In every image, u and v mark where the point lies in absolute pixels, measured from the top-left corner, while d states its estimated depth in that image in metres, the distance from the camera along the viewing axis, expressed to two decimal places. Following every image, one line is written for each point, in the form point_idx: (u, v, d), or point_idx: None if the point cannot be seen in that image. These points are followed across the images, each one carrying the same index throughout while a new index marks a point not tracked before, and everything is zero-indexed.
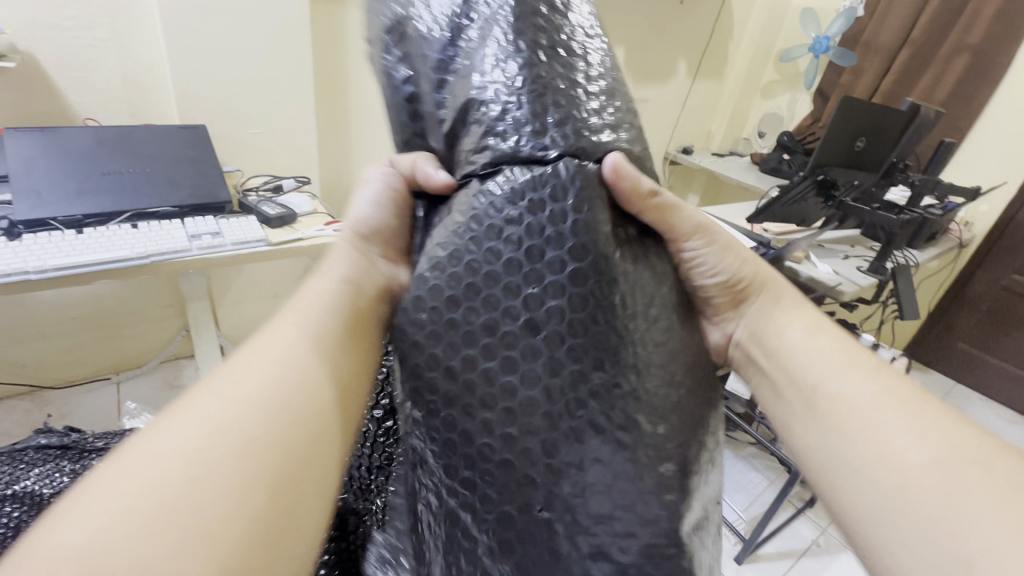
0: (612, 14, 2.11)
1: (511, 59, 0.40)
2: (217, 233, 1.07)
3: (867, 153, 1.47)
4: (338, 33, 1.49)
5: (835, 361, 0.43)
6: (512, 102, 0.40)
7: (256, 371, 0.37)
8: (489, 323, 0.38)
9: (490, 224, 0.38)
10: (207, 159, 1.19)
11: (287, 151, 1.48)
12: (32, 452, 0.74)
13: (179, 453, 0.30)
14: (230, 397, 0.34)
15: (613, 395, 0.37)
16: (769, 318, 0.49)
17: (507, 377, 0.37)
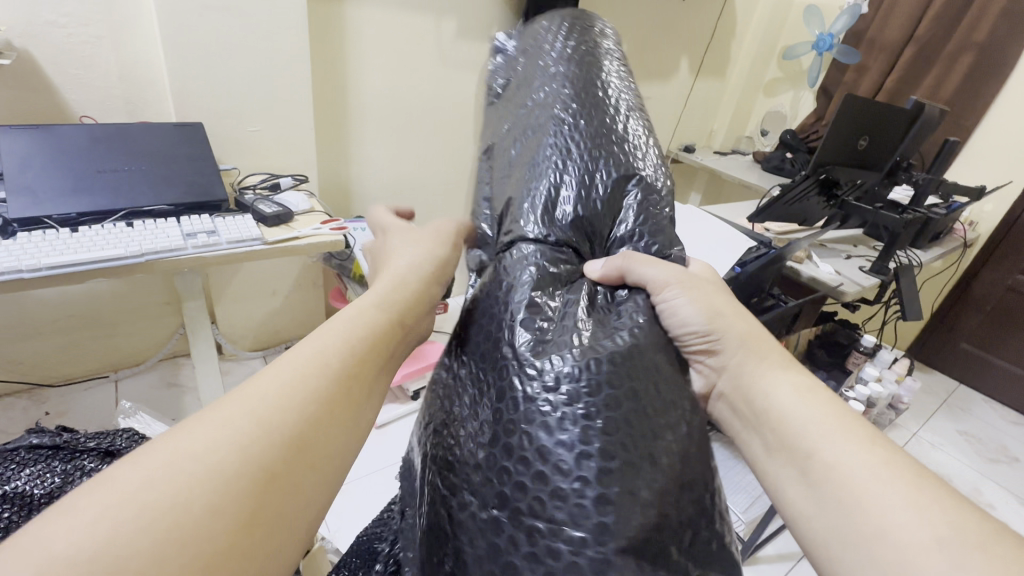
0: (614, 11, 2.09)
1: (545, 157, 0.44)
2: (213, 231, 1.07)
3: (870, 152, 1.45)
4: (336, 30, 1.48)
5: (835, 425, 0.40)
6: (538, 193, 0.43)
7: (301, 372, 0.33)
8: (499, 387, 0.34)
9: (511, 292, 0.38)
10: (204, 157, 1.18)
11: (285, 149, 1.47)
12: (25, 452, 0.72)
13: (209, 459, 0.27)
14: (275, 398, 0.31)
15: (630, 469, 0.30)
16: (758, 375, 0.46)
17: (511, 439, 0.32)
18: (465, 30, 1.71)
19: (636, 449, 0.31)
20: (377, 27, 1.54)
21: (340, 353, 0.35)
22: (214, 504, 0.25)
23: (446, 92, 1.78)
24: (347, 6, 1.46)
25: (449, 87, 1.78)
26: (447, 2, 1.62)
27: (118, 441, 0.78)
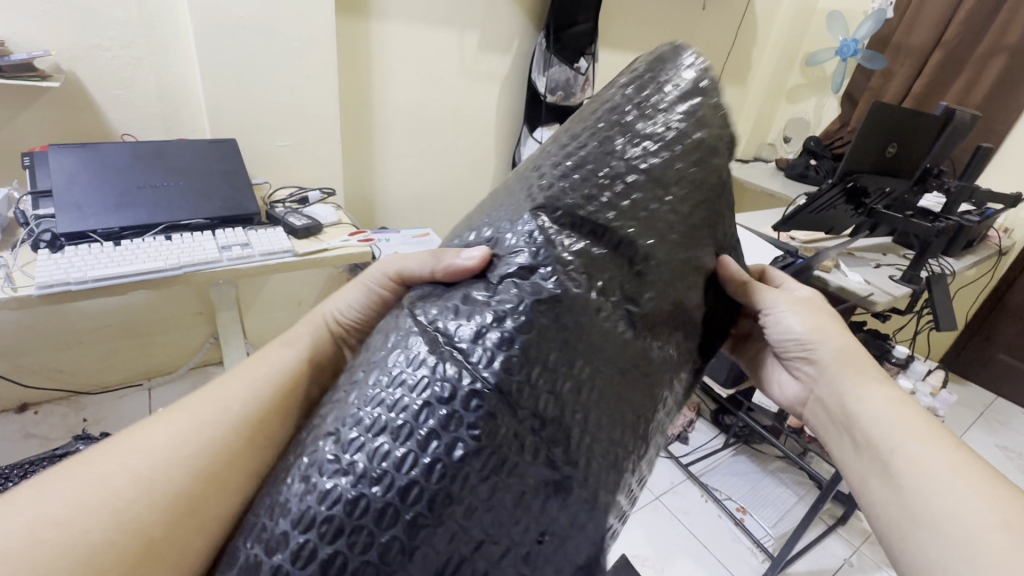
0: (636, 22, 2.11)
1: (549, 169, 0.39)
2: (246, 244, 1.10)
3: (900, 159, 1.42)
4: (362, 47, 1.52)
5: (922, 432, 0.45)
6: (526, 209, 0.38)
7: (204, 410, 0.40)
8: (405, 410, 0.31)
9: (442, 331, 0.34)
10: (237, 172, 1.22)
11: (312, 164, 1.51)
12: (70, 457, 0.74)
13: (107, 479, 0.33)
14: (174, 434, 0.37)
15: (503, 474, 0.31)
16: (850, 388, 0.52)
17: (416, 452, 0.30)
18: (487, 43, 1.73)
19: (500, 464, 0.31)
20: (403, 42, 1.58)
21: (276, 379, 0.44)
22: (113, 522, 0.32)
23: (468, 105, 1.81)
24: (374, 23, 1.50)
25: (471, 99, 1.80)
26: (470, 17, 1.66)
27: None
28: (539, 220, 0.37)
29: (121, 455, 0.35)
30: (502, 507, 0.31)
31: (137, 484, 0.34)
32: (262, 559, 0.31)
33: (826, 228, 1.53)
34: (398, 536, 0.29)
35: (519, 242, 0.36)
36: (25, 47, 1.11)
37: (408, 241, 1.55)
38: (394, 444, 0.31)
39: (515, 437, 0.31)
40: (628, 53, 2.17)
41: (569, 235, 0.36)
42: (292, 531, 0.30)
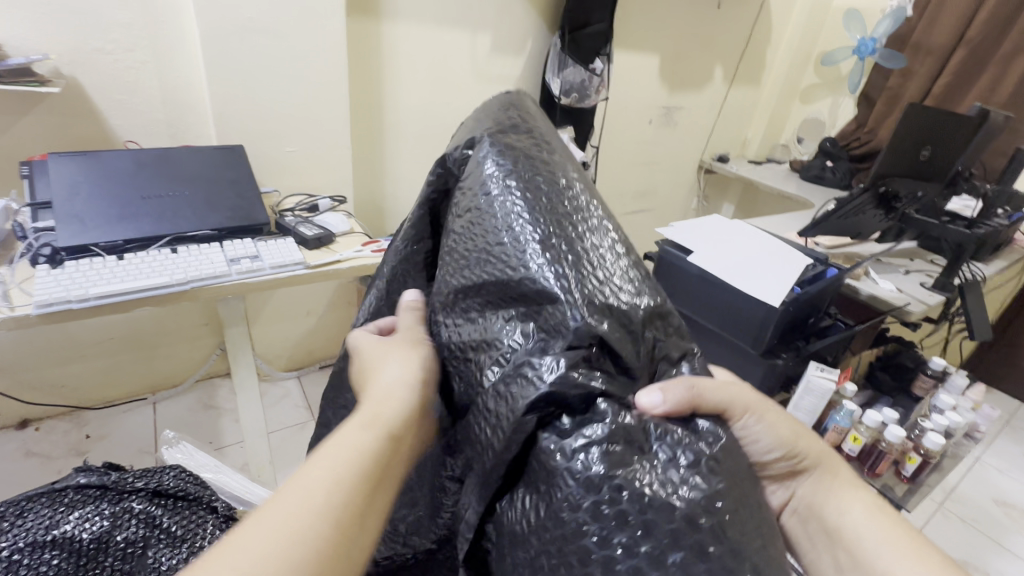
0: (650, 20, 2.05)
1: (629, 461, 0.35)
2: (256, 256, 1.05)
3: (933, 162, 1.37)
4: (372, 47, 1.46)
5: (901, 547, 0.49)
6: (605, 444, 0.35)
7: (358, 427, 0.41)
8: (533, 290, 0.41)
9: (565, 314, 0.39)
10: (245, 180, 1.17)
11: (322, 170, 1.46)
12: (511, 207, 0.45)
13: (288, 516, 0.34)
14: (349, 448, 0.39)
15: (519, 295, 0.42)
16: (829, 494, 0.53)
17: (535, 288, 0.41)
18: (500, 45, 1.68)
19: (506, 295, 0.42)
20: (414, 45, 1.53)
21: (388, 421, 0.42)
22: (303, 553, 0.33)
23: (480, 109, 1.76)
24: (385, 24, 1.45)
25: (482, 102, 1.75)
26: (483, 18, 1.61)
27: (619, 267, 0.45)
28: (615, 432, 0.36)
29: (296, 491, 0.35)
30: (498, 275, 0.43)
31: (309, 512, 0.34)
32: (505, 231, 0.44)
33: (852, 233, 1.47)
34: (476, 244, 0.46)
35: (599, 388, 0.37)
36: (22, 50, 1.06)
37: None
38: (526, 292, 0.41)
39: (515, 294, 0.42)
40: (641, 53, 2.11)
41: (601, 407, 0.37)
42: (513, 235, 0.44)
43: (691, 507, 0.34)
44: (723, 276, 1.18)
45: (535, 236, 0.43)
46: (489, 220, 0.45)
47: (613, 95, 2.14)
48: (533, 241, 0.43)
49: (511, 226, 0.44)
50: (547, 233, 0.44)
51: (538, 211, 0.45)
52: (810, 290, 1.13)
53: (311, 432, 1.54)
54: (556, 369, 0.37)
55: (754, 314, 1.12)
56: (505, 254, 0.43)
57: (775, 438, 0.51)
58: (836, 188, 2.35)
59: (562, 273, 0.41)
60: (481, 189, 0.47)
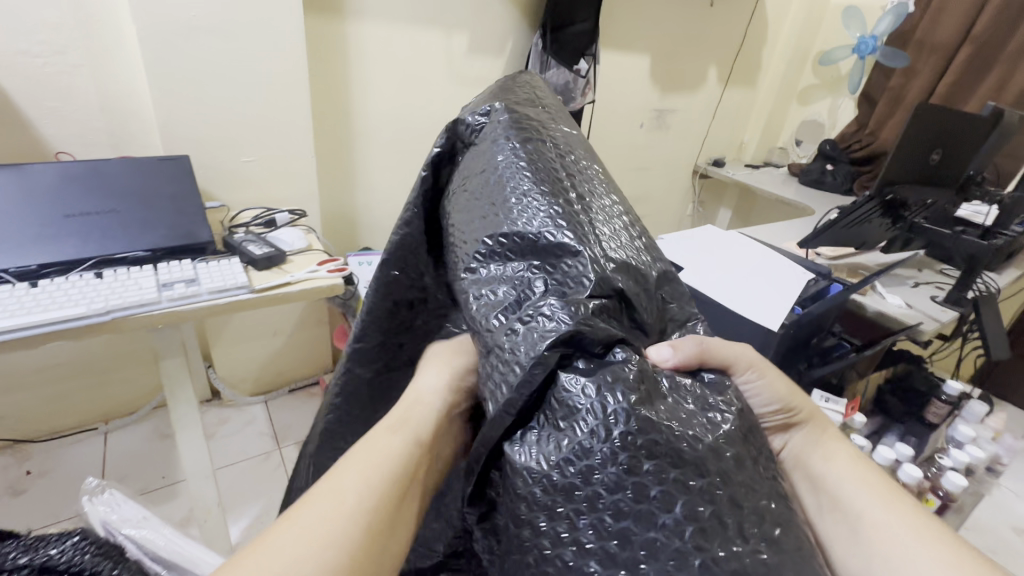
0: (639, 19, 1.95)
1: (653, 401, 0.33)
2: (193, 280, 0.94)
3: (943, 167, 1.26)
4: (337, 48, 1.36)
5: (879, 496, 0.44)
6: (622, 388, 0.32)
7: (330, 496, 0.36)
8: (545, 239, 0.38)
9: (586, 262, 0.37)
10: (188, 195, 1.05)
11: (283, 180, 1.35)
12: (514, 163, 0.43)
13: None
14: (320, 521, 0.34)
15: (528, 245, 0.39)
16: (819, 445, 0.50)
17: (554, 238, 0.38)
18: (478, 45, 1.58)
19: (516, 245, 0.39)
20: (383, 46, 1.43)
21: (372, 489, 0.38)
22: None
23: (459, 113, 1.66)
24: (350, 24, 1.35)
25: (460, 107, 1.65)
26: (459, 17, 1.50)
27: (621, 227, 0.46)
28: (636, 371, 0.34)
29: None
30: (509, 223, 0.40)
31: None
32: (519, 180, 0.42)
33: (857, 244, 1.35)
34: (485, 192, 0.43)
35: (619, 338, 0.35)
36: None
37: None
38: (541, 242, 0.39)
39: (524, 245, 0.39)
40: (630, 53, 2.01)
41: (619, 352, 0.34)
42: (530, 185, 0.42)
43: (711, 455, 0.32)
44: (715, 295, 1.06)
45: (549, 189, 0.42)
46: (505, 169, 0.43)
47: (601, 98, 2.04)
48: (545, 192, 0.41)
49: (524, 176, 0.42)
50: (560, 187, 0.43)
51: (548, 166, 0.44)
52: (816, 311, 0.99)
53: (275, 463, 1.43)
54: (576, 316, 0.34)
55: (749, 339, 1.01)
56: (523, 202, 0.40)
57: (772, 392, 0.50)
58: (837, 193, 2.24)
59: (578, 228, 0.39)
60: (493, 141, 0.46)
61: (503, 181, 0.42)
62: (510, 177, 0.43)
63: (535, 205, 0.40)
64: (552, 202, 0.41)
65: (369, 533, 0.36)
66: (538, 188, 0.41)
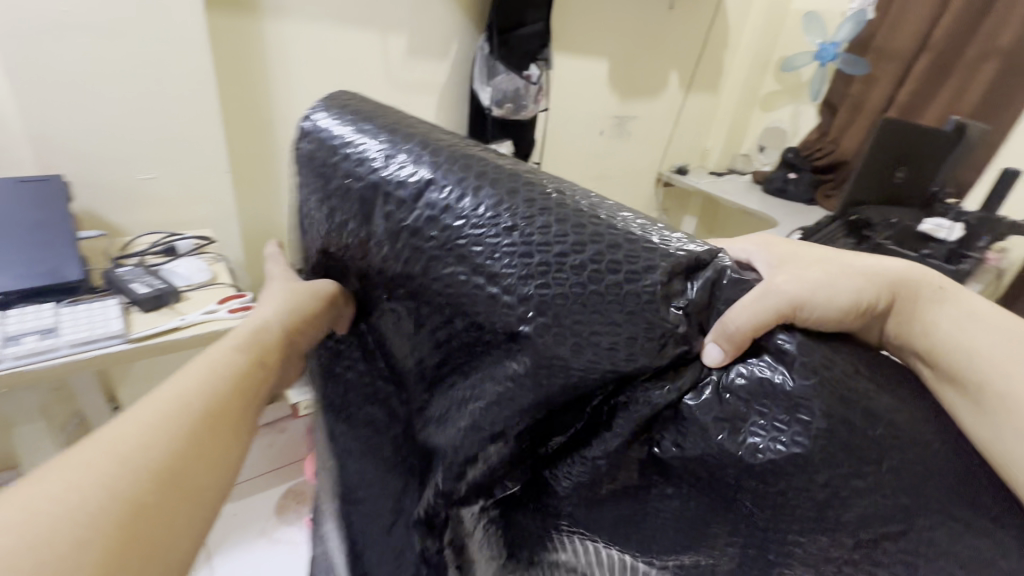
0: (594, 22, 1.85)
1: (760, 426, 0.32)
2: (50, 330, 0.78)
3: (906, 183, 1.23)
4: (253, 50, 1.21)
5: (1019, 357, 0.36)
6: (735, 433, 0.33)
7: (184, 379, 0.37)
8: (556, 337, 0.32)
9: (621, 329, 0.32)
10: (55, 223, 0.89)
11: (192, 199, 1.19)
12: (482, 233, 0.34)
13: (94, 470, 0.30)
14: (169, 397, 0.35)
15: (548, 360, 0.32)
16: (921, 312, 0.39)
17: (554, 329, 0.32)
18: (418, 48, 1.45)
19: (536, 367, 0.32)
20: (308, 47, 1.28)
21: (225, 371, 0.39)
22: (110, 500, 0.29)
23: None
24: (268, 23, 1.20)
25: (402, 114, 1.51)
26: (395, 17, 1.37)
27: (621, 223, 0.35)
28: (725, 413, 0.33)
29: (97, 452, 0.31)
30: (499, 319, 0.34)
31: (113, 470, 0.30)
32: (486, 263, 0.33)
33: None
34: (460, 294, 0.35)
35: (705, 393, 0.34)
36: None
37: None
38: (561, 338, 0.32)
39: (546, 360, 0.32)
40: (587, 58, 1.91)
41: (729, 392, 0.34)
42: (502, 266, 0.33)
43: (802, 445, 0.31)
44: None
45: (530, 261, 0.33)
46: (458, 257, 0.34)
47: (558, 104, 1.93)
48: (511, 262, 0.33)
49: (488, 254, 0.33)
50: (527, 247, 0.33)
51: (502, 214, 0.34)
52: None
53: None
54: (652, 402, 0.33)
55: None
56: (520, 299, 0.32)
57: (855, 283, 0.38)
58: (800, 202, 2.19)
59: (587, 287, 0.32)
60: (426, 218, 0.36)
61: (466, 268, 0.34)
62: (475, 261, 0.34)
63: (531, 298, 0.32)
64: (528, 280, 0.32)
65: (184, 456, 0.33)
66: (509, 271, 0.33)
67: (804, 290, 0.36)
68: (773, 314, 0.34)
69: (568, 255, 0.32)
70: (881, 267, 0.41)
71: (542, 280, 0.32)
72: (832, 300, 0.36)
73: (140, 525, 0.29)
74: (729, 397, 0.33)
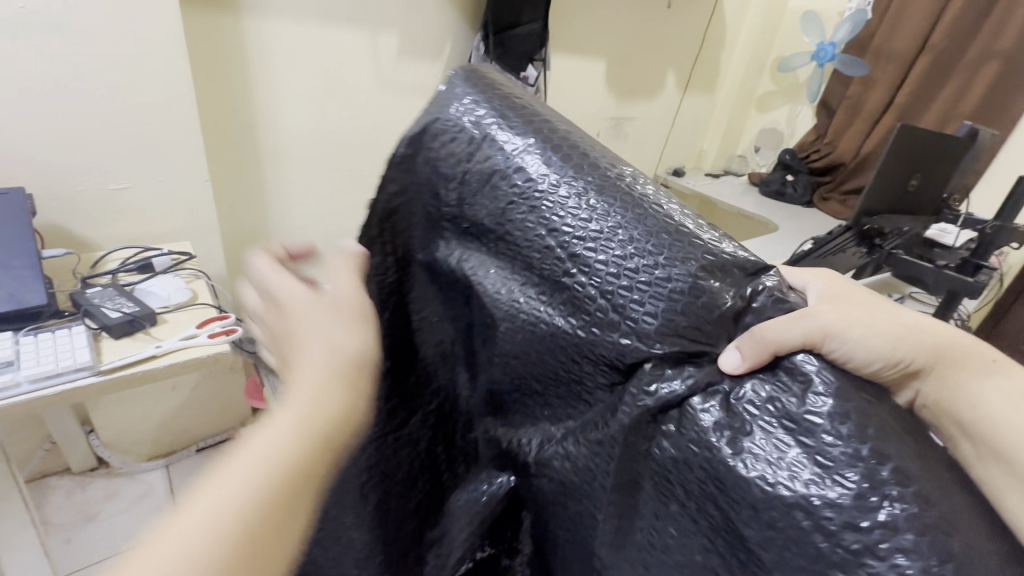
0: (592, 22, 1.80)
1: (781, 451, 0.30)
2: (8, 363, 0.70)
3: (919, 193, 1.18)
4: (233, 50, 1.13)
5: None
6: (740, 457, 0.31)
7: (306, 372, 0.33)
8: (610, 317, 0.36)
9: (670, 320, 0.34)
10: (13, 241, 0.81)
11: (170, 209, 1.11)
12: (577, 214, 0.38)
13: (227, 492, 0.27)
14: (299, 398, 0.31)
15: (595, 323, 0.36)
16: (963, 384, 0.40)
17: (616, 306, 0.36)
18: (410, 48, 1.38)
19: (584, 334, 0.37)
20: (293, 47, 1.20)
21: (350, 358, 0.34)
22: (241, 534, 0.26)
23: (391, 125, 1.45)
24: (248, 21, 1.12)
25: (394, 116, 1.44)
26: (385, 15, 1.30)
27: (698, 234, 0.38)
28: (737, 421, 0.32)
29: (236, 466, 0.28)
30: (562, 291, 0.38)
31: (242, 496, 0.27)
32: (569, 242, 0.38)
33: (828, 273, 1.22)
34: (539, 263, 0.39)
35: (728, 404, 0.33)
36: None
37: None
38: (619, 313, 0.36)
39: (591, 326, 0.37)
40: (584, 58, 1.85)
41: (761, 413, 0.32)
42: (587, 248, 0.37)
43: (825, 485, 0.29)
44: None
45: (619, 247, 0.36)
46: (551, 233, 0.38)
47: (554, 106, 1.87)
48: (596, 245, 0.37)
49: (577, 236, 0.37)
50: (614, 232, 0.37)
51: (602, 201, 0.38)
52: None
53: None
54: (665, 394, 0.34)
55: None
56: (582, 269, 0.37)
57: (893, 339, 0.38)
58: (798, 205, 2.16)
59: (656, 280, 0.35)
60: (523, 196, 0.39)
61: (551, 244, 0.38)
62: (558, 234, 0.38)
63: (605, 277, 0.36)
64: (613, 261, 0.36)
65: (305, 471, 0.29)
66: (595, 252, 0.37)
67: (839, 322, 0.36)
68: (799, 341, 0.34)
69: (648, 252, 0.36)
70: (923, 326, 0.41)
71: (623, 264, 0.36)
72: (861, 339, 0.37)
73: (261, 551, 0.27)
74: (741, 408, 0.33)
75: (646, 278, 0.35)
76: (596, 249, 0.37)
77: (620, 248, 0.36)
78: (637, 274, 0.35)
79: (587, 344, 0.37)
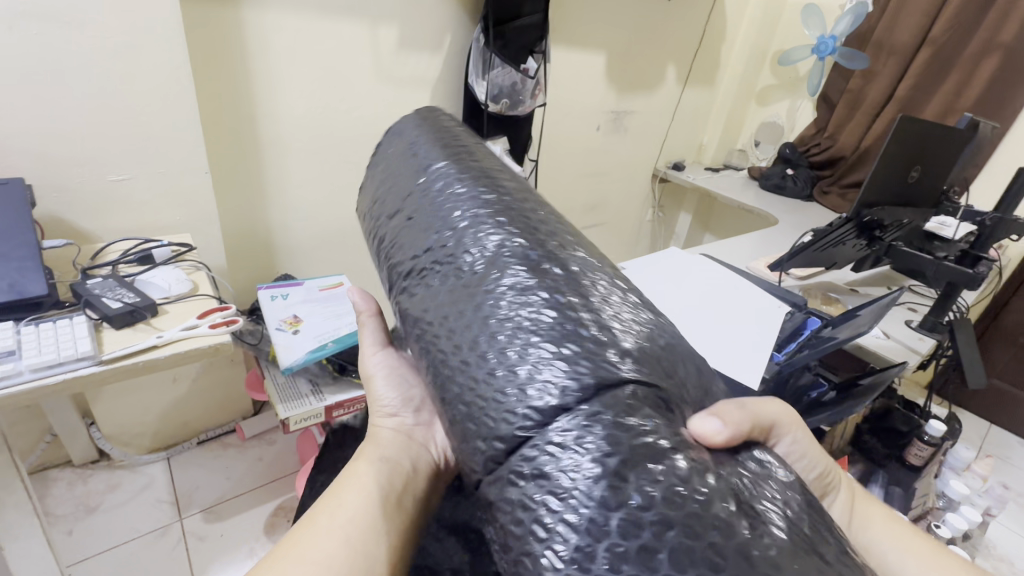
0: (592, 15, 1.79)
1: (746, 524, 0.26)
2: (10, 352, 0.71)
3: (920, 185, 1.18)
4: (231, 41, 1.13)
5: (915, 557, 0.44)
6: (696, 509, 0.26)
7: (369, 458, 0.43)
8: (517, 349, 0.31)
9: (579, 362, 0.30)
10: (13, 232, 0.81)
11: (168, 200, 1.11)
12: (502, 247, 0.37)
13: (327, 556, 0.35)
14: (365, 475, 0.41)
15: (503, 354, 0.32)
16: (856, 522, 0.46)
17: (528, 341, 0.32)
18: (410, 40, 1.37)
19: (482, 364, 0.32)
20: (291, 38, 1.20)
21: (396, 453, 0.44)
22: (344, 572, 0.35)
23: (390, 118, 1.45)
24: (247, 12, 1.12)
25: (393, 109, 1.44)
26: (385, 6, 1.29)
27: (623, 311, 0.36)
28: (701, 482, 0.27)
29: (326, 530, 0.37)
30: (470, 318, 0.34)
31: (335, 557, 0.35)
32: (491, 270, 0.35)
33: (827, 264, 1.22)
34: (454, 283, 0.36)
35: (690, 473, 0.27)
36: None
37: (312, 300, 1.23)
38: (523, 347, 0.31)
39: (493, 354, 0.32)
40: (584, 51, 1.85)
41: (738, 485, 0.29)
42: (510, 279, 0.35)
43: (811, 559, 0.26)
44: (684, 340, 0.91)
45: (541, 284, 0.34)
46: (473, 257, 0.37)
47: (554, 100, 1.87)
48: (518, 273, 0.35)
49: (501, 262, 0.36)
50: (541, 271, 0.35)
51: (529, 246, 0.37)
52: (801, 359, 0.86)
53: (174, 540, 1.19)
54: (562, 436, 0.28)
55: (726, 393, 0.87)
56: (501, 293, 0.34)
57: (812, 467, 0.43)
58: (798, 199, 2.16)
59: (568, 327, 0.32)
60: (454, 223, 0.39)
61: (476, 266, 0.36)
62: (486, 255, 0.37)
63: (520, 305, 0.33)
64: (531, 296, 0.34)
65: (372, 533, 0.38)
66: (517, 280, 0.35)
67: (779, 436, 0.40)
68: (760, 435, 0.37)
69: (571, 300, 0.34)
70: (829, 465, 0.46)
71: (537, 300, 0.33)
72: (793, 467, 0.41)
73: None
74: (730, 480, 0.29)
75: (561, 317, 0.33)
76: (516, 282, 0.35)
77: (542, 288, 0.34)
78: (551, 309, 0.33)
79: (482, 377, 0.31)
